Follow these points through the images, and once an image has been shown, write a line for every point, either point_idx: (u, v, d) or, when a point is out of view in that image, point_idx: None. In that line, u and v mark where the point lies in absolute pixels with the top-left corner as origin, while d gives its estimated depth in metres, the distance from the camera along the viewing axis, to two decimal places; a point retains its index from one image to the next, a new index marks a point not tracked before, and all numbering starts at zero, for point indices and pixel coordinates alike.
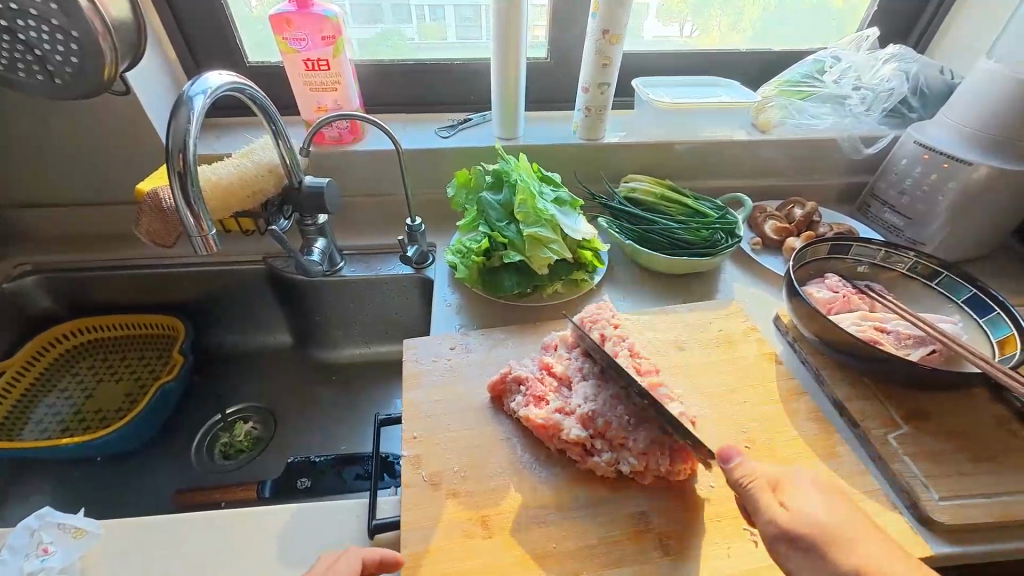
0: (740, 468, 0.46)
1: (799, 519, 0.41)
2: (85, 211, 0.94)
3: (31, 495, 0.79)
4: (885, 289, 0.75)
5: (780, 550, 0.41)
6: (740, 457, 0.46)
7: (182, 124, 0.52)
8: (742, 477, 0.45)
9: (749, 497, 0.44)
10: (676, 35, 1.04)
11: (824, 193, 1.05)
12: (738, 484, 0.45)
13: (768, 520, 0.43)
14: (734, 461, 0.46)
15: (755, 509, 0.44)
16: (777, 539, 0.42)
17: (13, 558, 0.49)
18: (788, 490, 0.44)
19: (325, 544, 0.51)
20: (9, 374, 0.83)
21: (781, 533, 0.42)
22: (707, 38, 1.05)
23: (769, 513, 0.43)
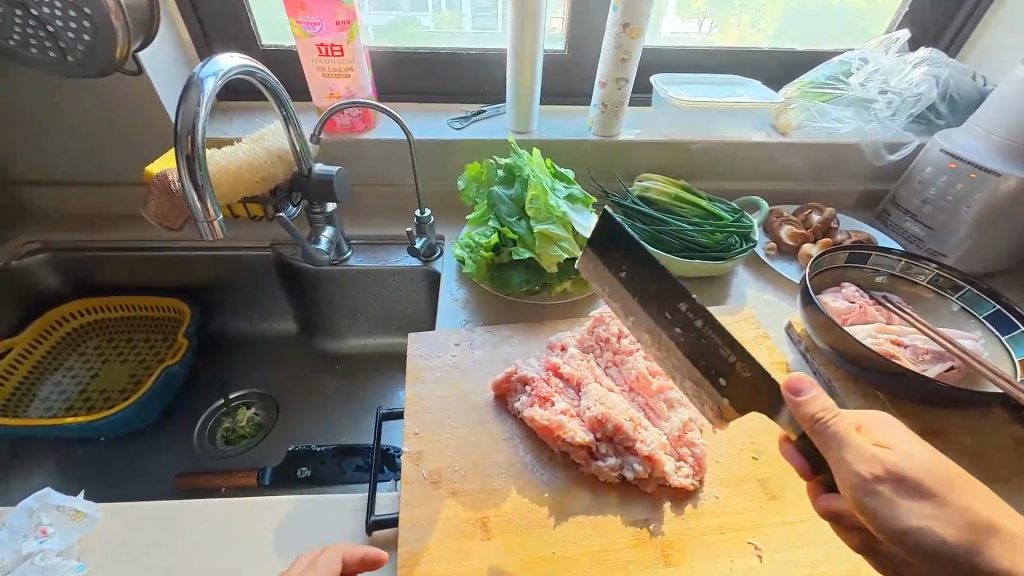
0: (817, 403, 0.40)
1: (907, 459, 0.39)
2: (95, 191, 0.94)
3: (35, 471, 0.79)
4: (904, 302, 0.72)
5: (873, 490, 0.38)
6: (815, 390, 0.40)
7: (192, 107, 0.51)
8: (823, 414, 0.40)
9: (835, 438, 0.40)
10: (695, 33, 1.01)
11: (842, 199, 1.03)
12: (819, 422, 0.40)
13: (864, 461, 0.39)
14: (810, 395, 0.40)
15: (838, 450, 0.40)
16: (874, 479, 0.38)
17: (11, 537, 0.50)
18: (874, 430, 0.41)
19: (322, 537, 0.51)
20: (16, 351, 0.84)
21: (883, 472, 0.38)
22: (724, 36, 1.02)
23: (867, 455, 0.39)
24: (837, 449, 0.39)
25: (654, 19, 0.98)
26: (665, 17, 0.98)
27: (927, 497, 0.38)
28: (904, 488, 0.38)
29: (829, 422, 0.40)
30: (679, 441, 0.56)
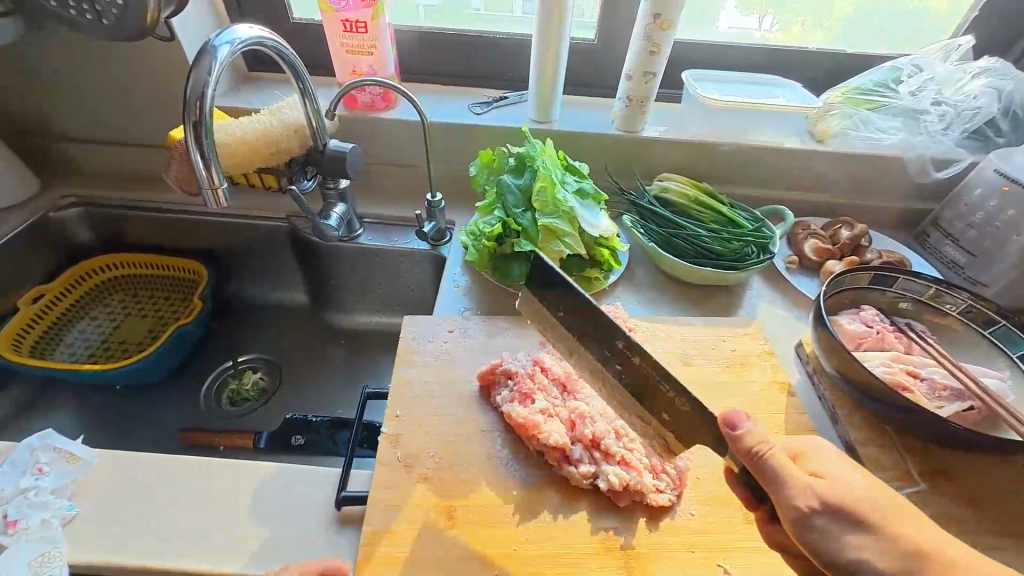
0: (752, 436, 0.41)
1: (838, 487, 0.40)
2: (128, 151, 0.98)
3: (55, 410, 0.85)
4: (928, 332, 0.67)
5: (807, 524, 0.39)
6: (751, 424, 0.41)
7: (202, 75, 0.51)
8: (758, 447, 0.41)
9: (771, 470, 0.40)
10: (755, 29, 0.96)
11: (879, 216, 0.96)
12: (755, 454, 0.41)
13: (800, 493, 0.40)
14: (744, 429, 0.41)
15: (777, 482, 0.40)
16: (812, 513, 0.39)
17: (12, 472, 0.53)
18: (813, 460, 0.43)
19: (295, 506, 0.52)
20: (47, 298, 0.89)
21: (820, 505, 0.39)
22: (787, 34, 0.97)
23: (802, 486, 0.40)
24: (775, 483, 0.40)
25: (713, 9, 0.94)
26: (725, 13, 0.94)
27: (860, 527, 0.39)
28: (839, 516, 0.39)
29: (767, 456, 0.41)
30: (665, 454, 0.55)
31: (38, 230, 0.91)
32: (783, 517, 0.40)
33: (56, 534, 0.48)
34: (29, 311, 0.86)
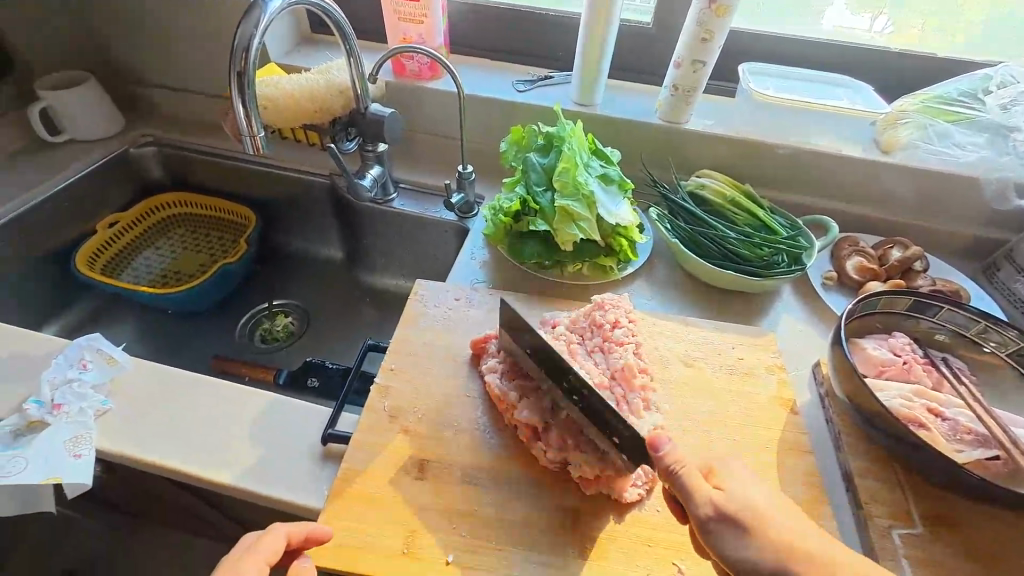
0: (672, 454, 0.43)
1: (734, 500, 0.42)
2: (203, 100, 1.08)
3: (115, 323, 0.96)
4: (966, 372, 0.61)
5: (707, 530, 0.42)
6: (671, 445, 0.44)
7: (249, 29, 0.56)
8: (673, 464, 0.43)
9: (680, 483, 0.43)
10: (864, 29, 0.90)
11: (945, 242, 0.87)
12: (669, 469, 0.43)
13: (699, 502, 0.42)
14: (666, 451, 0.43)
15: (685, 492, 0.43)
16: (708, 520, 0.42)
17: (62, 364, 0.61)
18: (722, 475, 0.44)
19: (287, 437, 0.57)
20: (120, 225, 1.00)
21: (715, 513, 0.42)
22: (902, 36, 0.89)
23: (703, 496, 0.42)
24: (681, 489, 0.43)
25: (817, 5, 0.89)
26: (833, 7, 0.88)
27: (750, 537, 0.41)
28: (729, 526, 0.41)
29: (678, 468, 0.43)
30: None
31: (121, 163, 1.03)
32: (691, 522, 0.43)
33: (91, 421, 0.56)
34: (105, 234, 0.98)
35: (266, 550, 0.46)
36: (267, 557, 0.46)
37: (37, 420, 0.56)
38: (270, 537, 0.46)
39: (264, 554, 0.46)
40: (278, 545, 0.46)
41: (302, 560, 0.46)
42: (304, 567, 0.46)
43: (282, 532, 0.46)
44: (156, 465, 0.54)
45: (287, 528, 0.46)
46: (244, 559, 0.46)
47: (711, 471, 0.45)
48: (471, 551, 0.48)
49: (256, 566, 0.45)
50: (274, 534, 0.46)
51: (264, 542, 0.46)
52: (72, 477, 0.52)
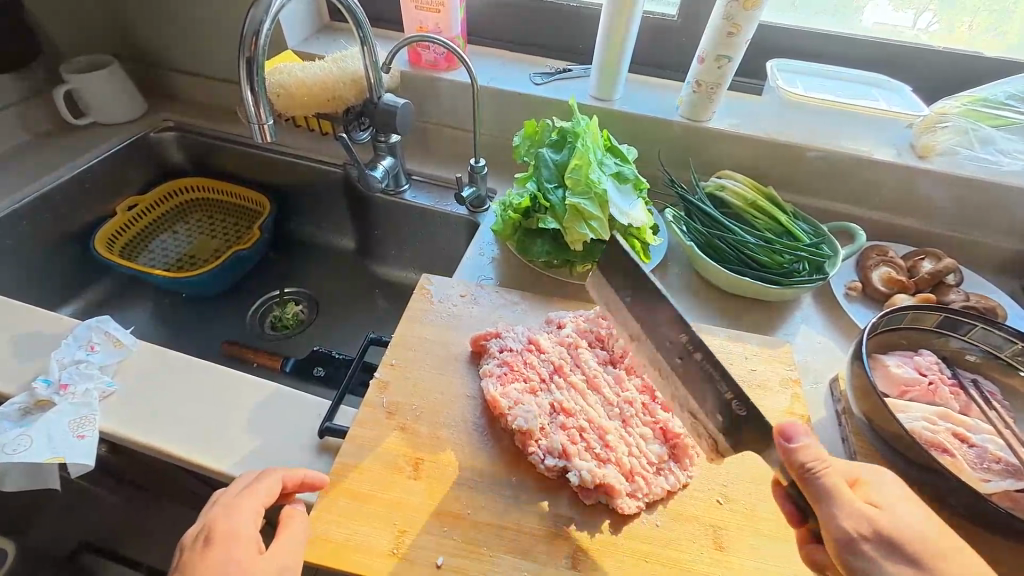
0: (808, 452, 0.40)
1: (897, 522, 0.39)
2: (223, 87, 1.09)
3: (132, 304, 0.98)
4: (997, 396, 0.57)
5: (856, 547, 0.38)
6: (808, 438, 0.40)
7: (259, 15, 0.57)
8: (814, 465, 0.40)
9: (821, 488, 0.40)
10: (909, 26, 0.85)
11: (984, 255, 0.82)
12: (808, 473, 0.40)
13: (847, 514, 0.39)
14: (801, 444, 0.40)
15: (824, 499, 0.40)
16: (859, 537, 0.38)
17: (72, 344, 0.62)
18: (871, 487, 0.41)
19: (285, 430, 0.56)
20: (140, 208, 1.02)
21: (870, 531, 0.38)
22: (948, 34, 0.84)
23: (850, 508, 0.39)
24: (820, 498, 0.40)
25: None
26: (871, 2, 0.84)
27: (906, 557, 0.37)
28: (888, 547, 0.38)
29: (819, 474, 0.40)
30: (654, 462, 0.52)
31: (142, 146, 1.05)
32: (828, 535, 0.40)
33: (95, 403, 0.57)
34: (125, 217, 0.99)
35: (264, 492, 0.46)
36: (265, 499, 0.46)
37: (45, 399, 0.57)
38: (265, 481, 0.47)
39: (262, 496, 0.46)
40: (276, 488, 0.47)
41: (294, 504, 0.48)
42: (298, 511, 0.48)
43: (279, 475, 0.48)
44: (154, 448, 0.55)
45: (285, 472, 0.48)
46: (241, 499, 0.45)
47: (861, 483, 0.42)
48: (462, 555, 0.47)
49: (254, 509, 0.45)
50: (269, 477, 0.47)
51: (260, 485, 0.47)
52: (75, 457, 0.53)
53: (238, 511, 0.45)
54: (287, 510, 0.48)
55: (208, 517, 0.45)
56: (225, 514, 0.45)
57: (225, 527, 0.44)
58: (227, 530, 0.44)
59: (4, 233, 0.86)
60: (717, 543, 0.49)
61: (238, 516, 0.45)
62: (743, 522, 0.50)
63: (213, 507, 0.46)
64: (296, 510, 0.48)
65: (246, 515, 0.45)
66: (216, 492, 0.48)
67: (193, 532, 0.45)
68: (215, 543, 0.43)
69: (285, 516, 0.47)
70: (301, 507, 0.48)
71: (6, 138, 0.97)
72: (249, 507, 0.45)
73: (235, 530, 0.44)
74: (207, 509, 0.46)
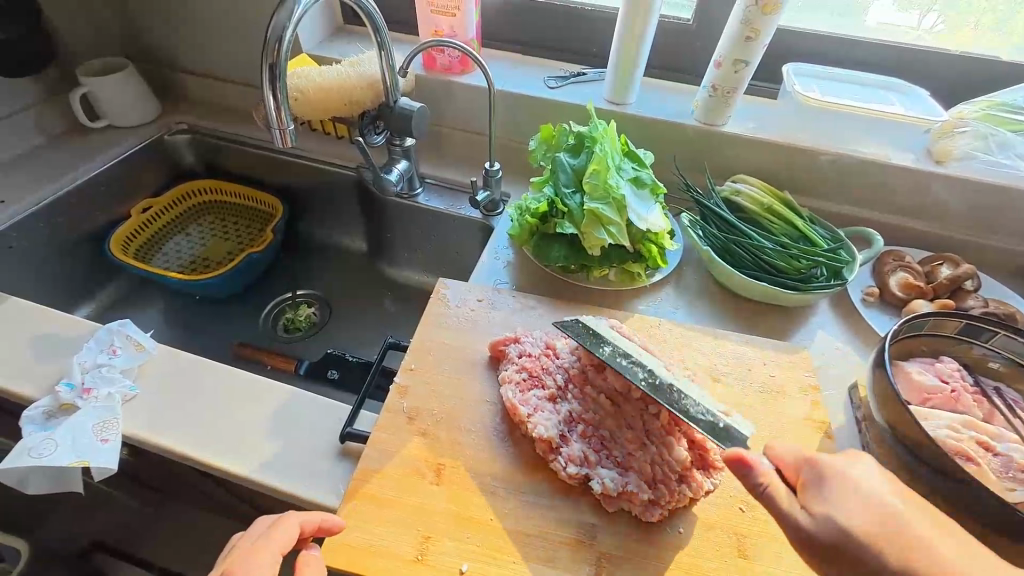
0: (757, 473, 0.43)
1: (839, 515, 0.41)
2: (235, 89, 1.09)
3: (146, 305, 0.99)
4: (1020, 404, 0.57)
5: (837, 538, 0.40)
6: (749, 463, 0.43)
7: (282, 21, 0.57)
8: (762, 484, 0.43)
9: (772, 501, 0.43)
10: (911, 28, 0.85)
11: (1000, 260, 0.81)
12: (760, 491, 0.43)
13: (797, 519, 0.42)
14: (745, 469, 0.43)
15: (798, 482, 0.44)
16: (814, 536, 0.41)
17: (94, 348, 0.63)
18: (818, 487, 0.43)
19: (307, 434, 0.57)
20: (154, 210, 1.02)
21: (818, 530, 0.41)
22: (963, 38, 0.84)
23: (798, 513, 0.42)
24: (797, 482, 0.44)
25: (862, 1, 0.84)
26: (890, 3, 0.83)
27: (866, 553, 0.39)
28: (840, 548, 0.40)
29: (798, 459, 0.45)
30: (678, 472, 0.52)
31: (156, 148, 1.05)
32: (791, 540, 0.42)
33: (117, 406, 0.58)
34: (139, 218, 1.00)
35: (282, 536, 0.44)
36: (282, 544, 0.44)
37: (69, 402, 0.58)
38: (284, 524, 0.45)
39: (280, 540, 0.44)
40: (294, 531, 0.45)
41: (310, 550, 0.46)
42: (314, 557, 0.45)
43: (298, 519, 0.46)
44: (177, 452, 0.55)
45: (302, 515, 0.46)
46: (258, 545, 0.44)
47: (805, 486, 0.44)
48: (485, 561, 0.47)
49: (271, 555, 0.43)
50: (288, 521, 0.46)
51: (279, 528, 0.45)
52: (98, 461, 0.53)
53: (255, 555, 0.43)
54: (304, 556, 0.45)
55: (223, 563, 0.43)
56: (240, 560, 0.43)
57: (241, 570, 0.42)
58: (242, 573, 0.41)
59: (24, 235, 0.87)
60: (740, 550, 0.48)
61: (257, 560, 0.43)
62: (765, 528, 0.50)
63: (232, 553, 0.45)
64: (312, 555, 0.45)
65: (263, 559, 0.43)
66: (234, 542, 0.47)
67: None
68: None
69: (300, 561, 0.45)
70: (316, 552, 0.46)
71: (23, 141, 0.98)
72: (267, 552, 0.43)
73: (250, 571, 0.42)
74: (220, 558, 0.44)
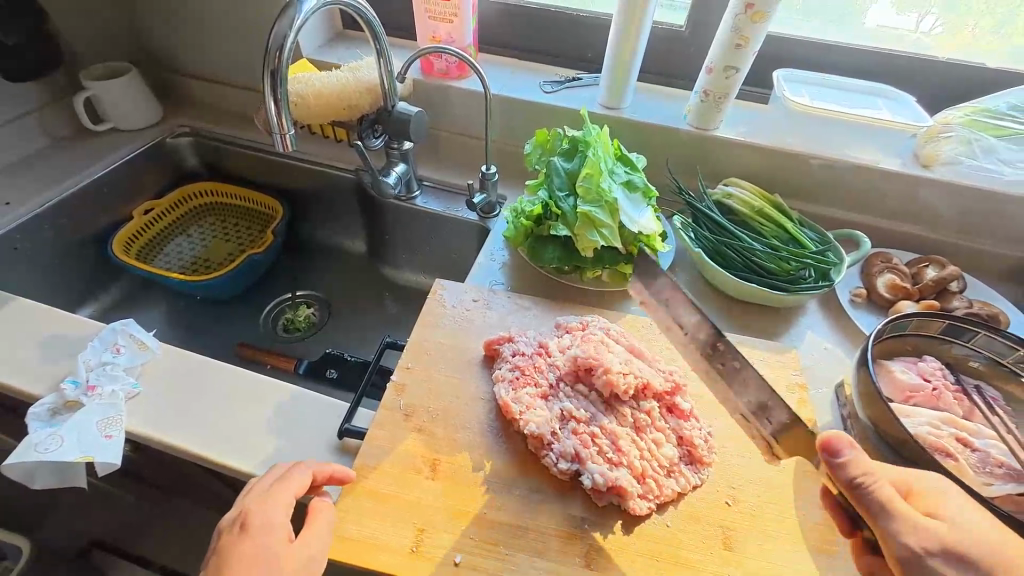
0: (854, 466, 0.42)
1: (955, 531, 0.40)
2: (236, 93, 1.11)
3: (148, 305, 1.01)
4: (1000, 402, 0.58)
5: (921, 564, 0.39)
6: (853, 453, 0.42)
7: (284, 29, 0.59)
8: (860, 478, 0.42)
9: (875, 501, 0.41)
10: (910, 29, 0.86)
11: (986, 262, 0.83)
12: (856, 485, 0.42)
13: (906, 531, 0.40)
14: (846, 458, 0.42)
15: (875, 514, 0.41)
16: (926, 553, 0.39)
17: (98, 346, 0.64)
18: (924, 498, 0.42)
19: (306, 430, 0.58)
20: (155, 212, 1.04)
21: (936, 547, 0.39)
22: (950, 44, 0.86)
23: (905, 520, 0.40)
24: (869, 510, 0.41)
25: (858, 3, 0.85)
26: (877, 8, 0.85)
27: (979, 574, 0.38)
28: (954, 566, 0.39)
29: (868, 487, 0.41)
30: (668, 469, 0.54)
31: (158, 151, 1.07)
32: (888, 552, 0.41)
33: (121, 403, 0.59)
34: (142, 220, 1.02)
35: (295, 484, 0.48)
36: (296, 490, 0.48)
37: (74, 399, 0.59)
38: (297, 474, 0.49)
39: (293, 487, 0.48)
40: (306, 480, 0.49)
41: (321, 497, 0.50)
42: (324, 503, 0.49)
43: (309, 468, 0.50)
44: (179, 449, 0.57)
45: (314, 465, 0.51)
46: (271, 493, 0.48)
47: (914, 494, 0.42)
48: (479, 553, 0.48)
49: (286, 501, 0.47)
50: (301, 469, 0.50)
51: (292, 477, 0.49)
52: (103, 456, 0.55)
53: (269, 504, 0.47)
54: (316, 503, 0.49)
55: (243, 506, 0.47)
56: (258, 504, 0.47)
57: (260, 516, 0.46)
58: (262, 519, 0.46)
59: (29, 236, 0.88)
60: (726, 542, 0.50)
61: (271, 508, 0.47)
62: (751, 522, 0.51)
63: (248, 497, 0.48)
64: (322, 502, 0.49)
65: (277, 506, 0.47)
66: (249, 484, 0.50)
67: (228, 520, 0.47)
68: (250, 529, 0.45)
69: (312, 508, 0.48)
70: (327, 500, 0.50)
71: (28, 143, 1.00)
72: (281, 500, 0.47)
73: (268, 518, 0.46)
74: (241, 499, 0.48)
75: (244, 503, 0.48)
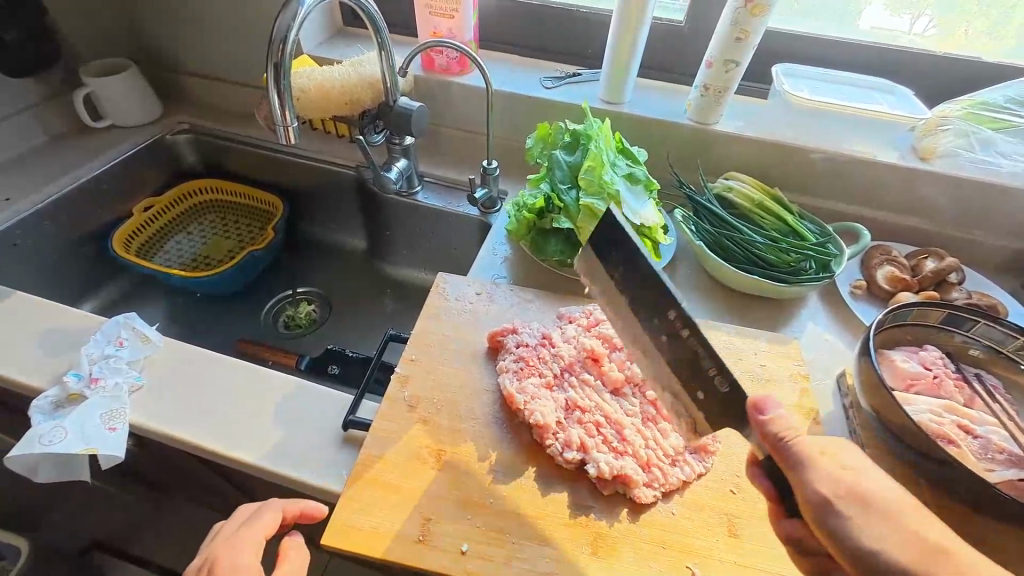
0: (780, 424, 0.42)
1: (866, 479, 0.39)
2: (236, 91, 1.11)
3: (148, 303, 1.00)
4: (1000, 390, 0.59)
5: (830, 509, 0.38)
6: (781, 411, 0.42)
7: (286, 21, 0.59)
8: (786, 433, 0.41)
9: (793, 455, 0.41)
10: (905, 31, 0.87)
11: (984, 255, 0.84)
12: (782, 441, 0.41)
13: (820, 481, 0.39)
14: (773, 415, 0.42)
15: (797, 468, 0.40)
16: (834, 497, 0.38)
17: (100, 340, 0.64)
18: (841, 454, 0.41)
19: (310, 422, 0.58)
20: (155, 209, 1.04)
21: (839, 490, 0.38)
22: (946, 39, 0.87)
23: (823, 473, 0.39)
24: (795, 466, 0.40)
25: (857, 5, 0.86)
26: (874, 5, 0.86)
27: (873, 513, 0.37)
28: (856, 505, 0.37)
29: (792, 441, 0.41)
30: (674, 457, 0.54)
31: (158, 148, 1.07)
32: (803, 498, 0.39)
33: (124, 396, 0.59)
34: (141, 217, 1.01)
35: (264, 525, 0.49)
36: (265, 531, 0.49)
37: (77, 393, 0.59)
38: (264, 515, 0.50)
39: (262, 529, 0.49)
40: (276, 519, 0.50)
41: (293, 535, 0.51)
42: (295, 542, 0.51)
43: (278, 509, 0.50)
44: (184, 441, 0.57)
45: (283, 503, 0.51)
46: (239, 536, 0.48)
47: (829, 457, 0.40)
48: (486, 542, 0.48)
49: (253, 543, 0.48)
50: (269, 510, 0.50)
51: (261, 518, 0.49)
52: (106, 448, 0.55)
53: (236, 547, 0.47)
54: (286, 542, 0.50)
55: (209, 552, 0.47)
56: (225, 549, 0.47)
57: (226, 561, 0.46)
58: (229, 563, 0.46)
59: (27, 232, 0.88)
60: (732, 530, 0.50)
61: (238, 551, 0.47)
62: (756, 510, 0.52)
63: (214, 543, 0.49)
64: (293, 541, 0.51)
65: (245, 549, 0.47)
66: (217, 528, 0.52)
67: (194, 567, 0.47)
68: (218, 575, 0.45)
69: (282, 548, 0.50)
70: (299, 538, 0.51)
71: (26, 140, 0.99)
72: (250, 542, 0.48)
73: (237, 563, 0.46)
74: (208, 544, 0.49)
75: (210, 549, 0.48)
